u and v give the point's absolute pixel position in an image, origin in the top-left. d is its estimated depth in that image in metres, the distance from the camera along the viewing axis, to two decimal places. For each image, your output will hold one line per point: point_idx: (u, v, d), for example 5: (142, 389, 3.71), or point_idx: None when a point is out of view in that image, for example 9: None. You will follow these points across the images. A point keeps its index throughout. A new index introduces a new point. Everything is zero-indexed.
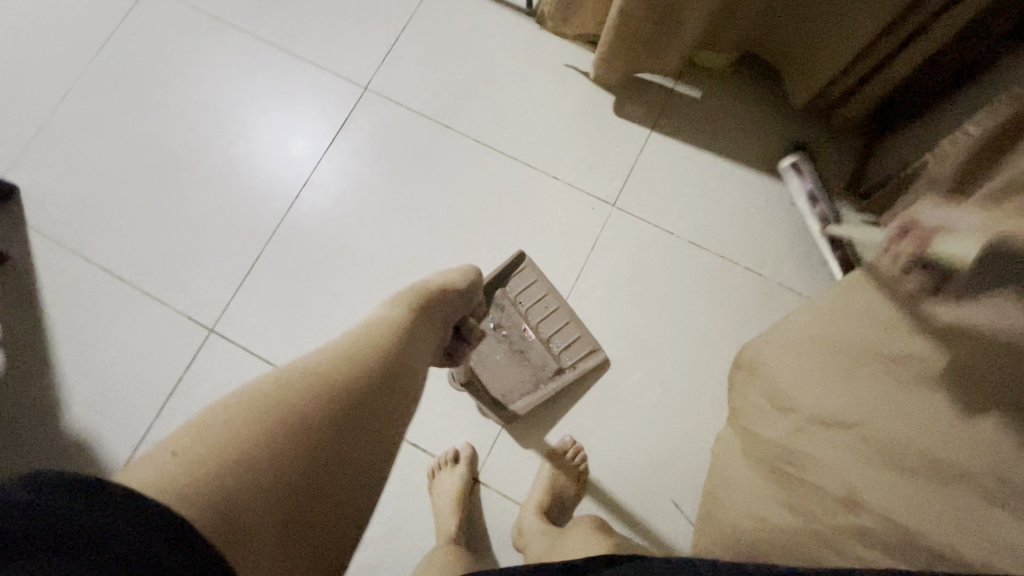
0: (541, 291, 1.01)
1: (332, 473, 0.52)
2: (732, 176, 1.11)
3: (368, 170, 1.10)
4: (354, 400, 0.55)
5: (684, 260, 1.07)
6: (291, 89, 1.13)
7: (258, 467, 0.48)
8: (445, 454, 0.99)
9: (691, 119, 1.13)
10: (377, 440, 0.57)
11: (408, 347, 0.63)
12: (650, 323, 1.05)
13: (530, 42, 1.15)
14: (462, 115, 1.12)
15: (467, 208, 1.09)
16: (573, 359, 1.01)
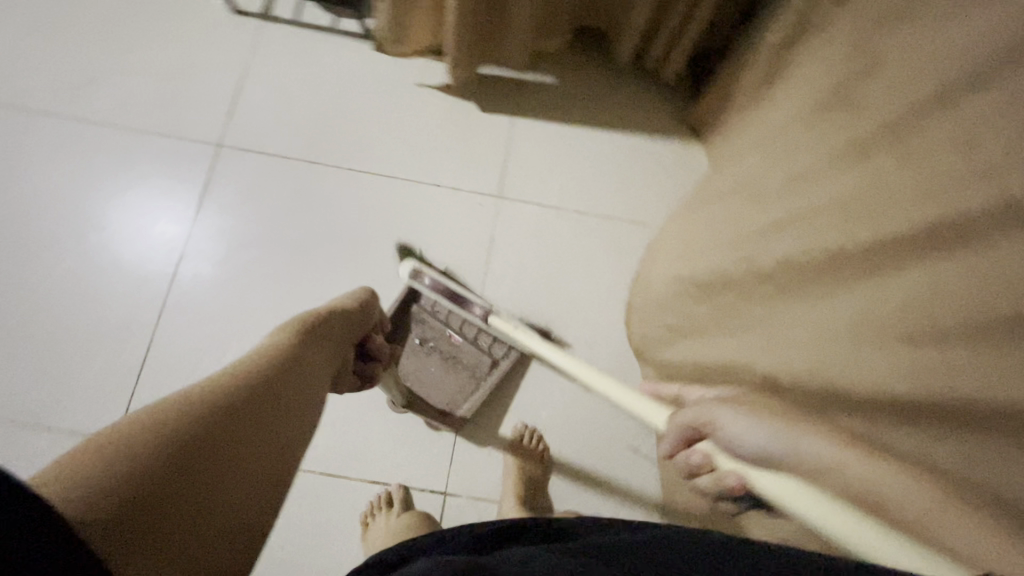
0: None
1: (222, 468, 0.44)
2: (595, 143, 1.20)
3: (246, 225, 1.06)
4: (248, 396, 0.49)
5: (577, 228, 1.14)
6: (137, 164, 1.06)
7: (128, 455, 0.39)
8: (379, 497, 0.96)
9: (546, 101, 1.21)
10: (274, 439, 0.49)
11: (305, 355, 0.58)
12: (563, 291, 1.10)
13: (376, 63, 1.17)
14: (329, 147, 1.12)
15: (360, 234, 1.08)
16: (504, 349, 1.03)
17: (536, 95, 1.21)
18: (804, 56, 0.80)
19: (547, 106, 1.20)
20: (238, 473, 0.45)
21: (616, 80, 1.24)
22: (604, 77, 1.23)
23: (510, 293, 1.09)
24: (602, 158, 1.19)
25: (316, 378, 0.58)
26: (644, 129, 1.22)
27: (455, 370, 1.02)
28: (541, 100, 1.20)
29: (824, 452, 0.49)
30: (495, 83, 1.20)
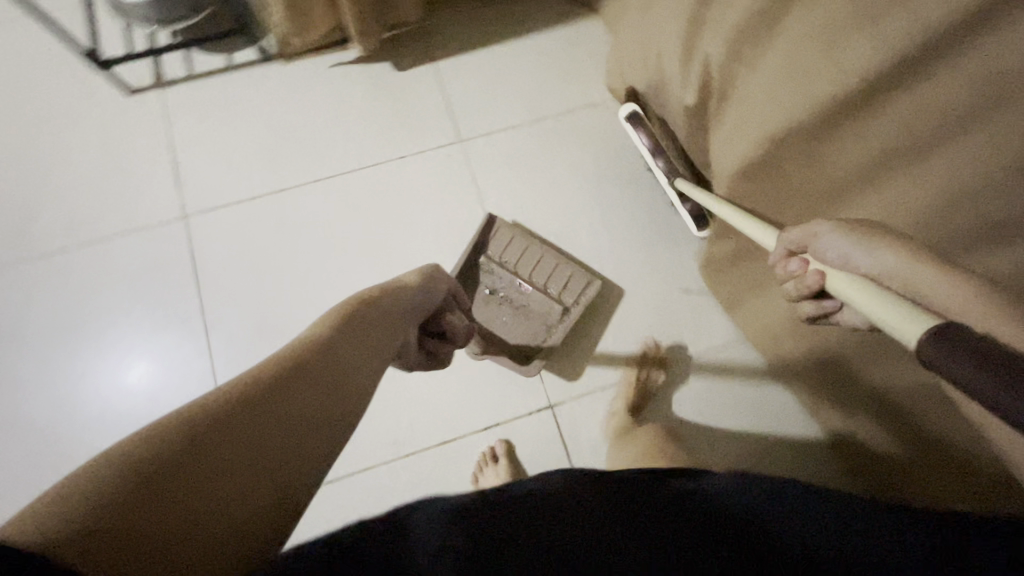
0: (524, 245, 1.00)
1: (241, 450, 0.39)
2: (523, 53, 1.16)
3: (246, 276, 1.04)
4: (279, 382, 0.44)
5: (547, 138, 1.10)
6: (115, 272, 1.04)
7: (133, 447, 0.36)
8: (484, 454, 0.94)
9: (455, 39, 1.17)
10: (307, 435, 0.43)
11: (354, 342, 0.51)
12: (566, 200, 1.06)
13: (290, 77, 1.15)
14: (287, 171, 1.09)
15: (358, 225, 1.06)
16: (573, 296, 0.98)
17: (443, 39, 1.17)
18: None
19: (457, 44, 1.16)
20: (263, 460, 0.40)
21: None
22: None
23: (522, 218, 1.06)
24: (540, 64, 1.15)
25: (362, 368, 0.50)
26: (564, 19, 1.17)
27: (524, 321, 0.99)
28: (449, 41, 1.16)
29: (880, 261, 0.52)
30: (402, 45, 1.16)
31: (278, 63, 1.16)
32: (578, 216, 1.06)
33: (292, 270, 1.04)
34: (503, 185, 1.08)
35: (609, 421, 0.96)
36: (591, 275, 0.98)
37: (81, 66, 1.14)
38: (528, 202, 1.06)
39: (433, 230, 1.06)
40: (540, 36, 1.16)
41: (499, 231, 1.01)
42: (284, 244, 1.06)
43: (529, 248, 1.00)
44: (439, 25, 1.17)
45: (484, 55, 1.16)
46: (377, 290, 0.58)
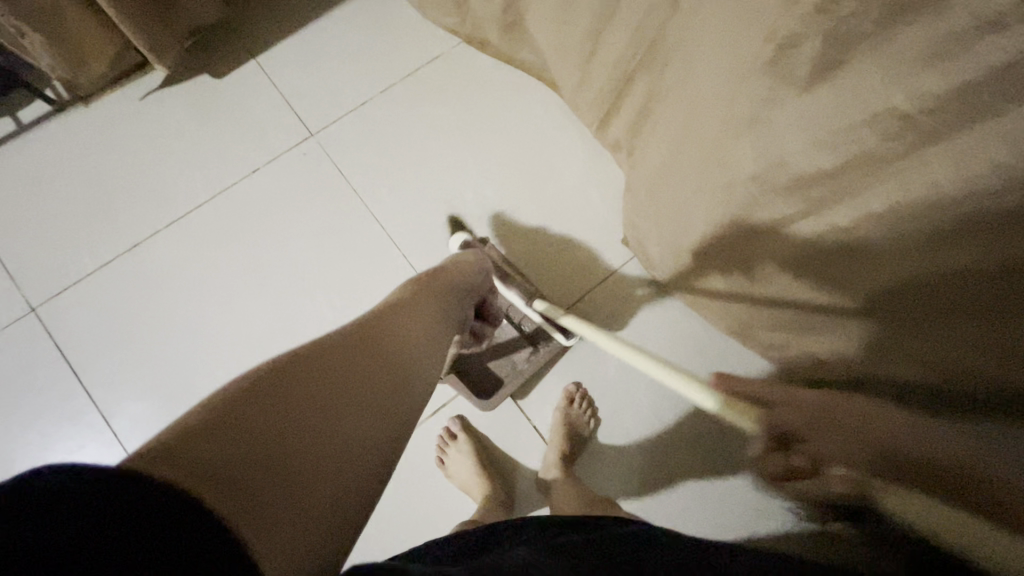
0: (510, 278, 0.94)
1: (325, 409, 0.48)
2: (346, 23, 1.07)
3: (126, 348, 0.94)
4: (382, 330, 0.57)
5: (401, 105, 1.04)
6: None
7: (278, 367, 0.48)
8: (443, 435, 0.93)
9: (268, 29, 1.06)
10: (381, 394, 0.52)
11: (410, 323, 0.60)
12: (441, 161, 1.02)
13: (96, 121, 1.01)
14: (132, 224, 0.98)
15: (233, 256, 0.98)
16: (552, 338, 0.93)
17: (254, 32, 1.06)
18: None
19: (272, 34, 1.06)
20: (352, 412, 0.49)
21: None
22: None
23: (402, 194, 1.01)
24: (367, 30, 1.06)
25: (422, 339, 0.60)
26: None
27: (489, 352, 0.94)
28: (262, 33, 1.05)
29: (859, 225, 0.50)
30: (211, 51, 1.04)
31: (75, 110, 1.01)
32: (457, 174, 1.01)
33: (176, 325, 0.95)
34: (371, 167, 1.01)
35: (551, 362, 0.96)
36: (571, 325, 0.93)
37: None
38: (403, 176, 1.01)
39: (313, 235, 0.99)
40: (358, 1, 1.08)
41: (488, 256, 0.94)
42: (158, 300, 0.96)
43: (523, 297, 0.94)
44: (244, 19, 1.06)
45: (305, 37, 1.06)
46: (445, 266, 0.72)
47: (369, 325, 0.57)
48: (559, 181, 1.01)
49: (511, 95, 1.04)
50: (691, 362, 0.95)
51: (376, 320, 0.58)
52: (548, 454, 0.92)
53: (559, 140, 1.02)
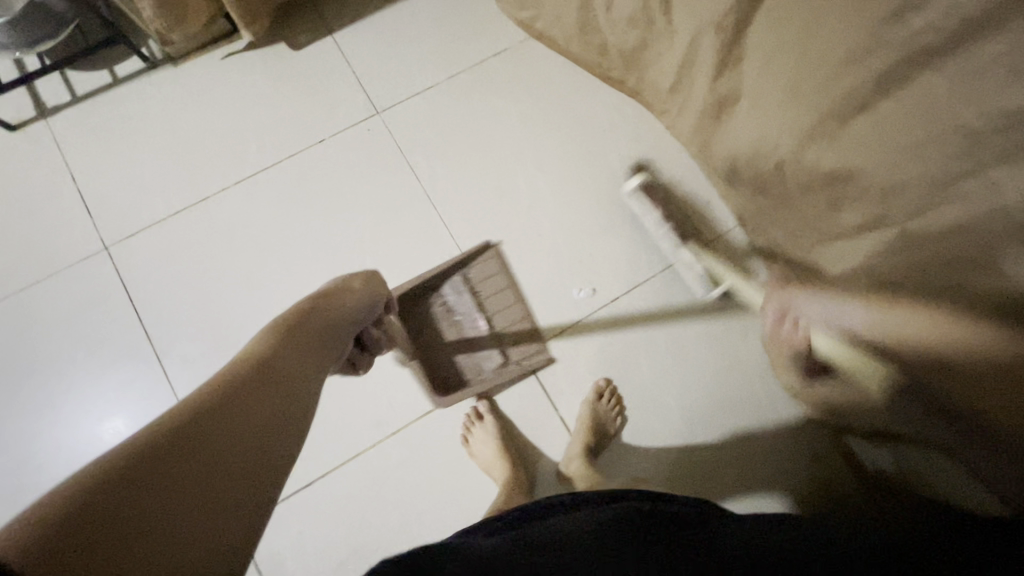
0: (501, 284, 0.99)
1: (211, 459, 0.43)
2: (422, 10, 1.11)
3: (184, 294, 0.99)
4: (254, 371, 0.53)
5: (467, 92, 1.07)
6: (42, 322, 0.98)
7: (134, 445, 0.41)
8: (470, 415, 0.95)
9: (349, 10, 1.11)
10: (272, 426, 0.49)
11: (291, 355, 0.57)
12: (499, 150, 1.05)
13: (183, 81, 1.08)
14: (203, 179, 1.04)
15: (291, 218, 1.02)
16: (526, 356, 0.97)
17: (336, 11, 1.11)
18: None
19: (353, 15, 1.11)
20: (230, 461, 0.44)
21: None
22: None
23: (457, 177, 1.04)
24: (441, 19, 1.11)
25: (309, 369, 0.58)
26: None
27: (460, 349, 0.97)
28: (344, 13, 1.11)
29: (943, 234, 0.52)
30: (294, 25, 1.10)
31: (166, 69, 1.09)
32: (512, 163, 1.04)
33: (232, 278, 1.00)
34: (430, 149, 1.05)
35: (588, 355, 0.97)
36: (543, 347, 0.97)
37: None
38: (460, 159, 1.04)
39: (369, 206, 1.03)
40: None
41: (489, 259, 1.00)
42: (219, 253, 1.01)
43: (508, 306, 0.98)
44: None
45: (382, 20, 1.11)
46: (318, 297, 0.67)
47: (234, 376, 0.51)
48: (611, 180, 1.03)
49: (572, 93, 1.06)
50: (725, 373, 0.95)
51: (241, 369, 0.53)
52: (571, 447, 0.92)
53: (615, 141, 1.04)
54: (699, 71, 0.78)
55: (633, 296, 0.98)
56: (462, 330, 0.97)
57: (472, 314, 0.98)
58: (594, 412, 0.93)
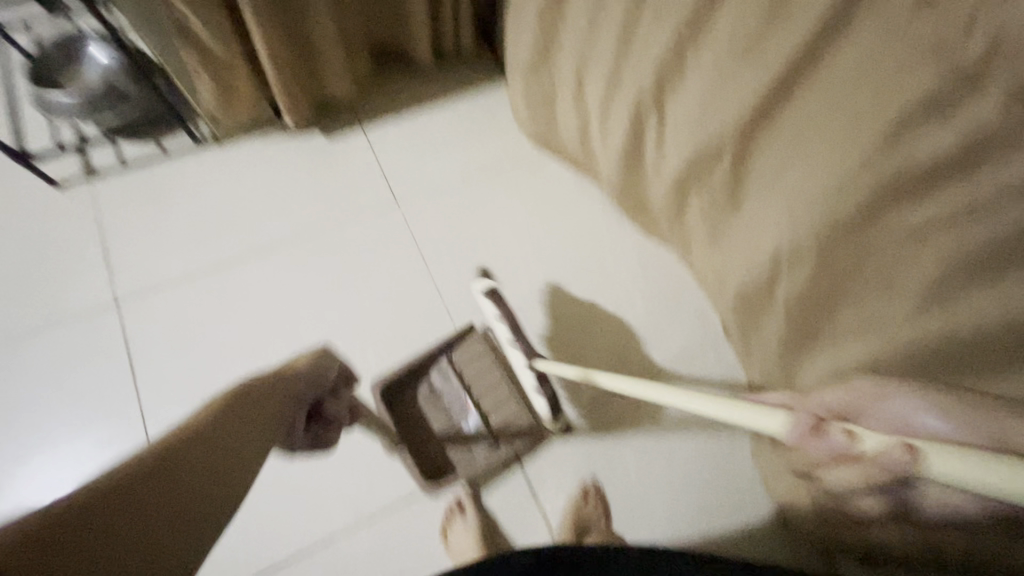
0: (489, 368, 0.97)
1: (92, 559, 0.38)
2: (449, 119, 1.25)
3: (188, 356, 1.02)
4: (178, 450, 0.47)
5: (482, 191, 1.18)
6: (41, 373, 0.99)
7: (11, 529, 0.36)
8: (452, 508, 0.92)
9: (384, 112, 1.25)
10: (183, 521, 0.44)
11: (228, 431, 0.52)
12: (507, 244, 1.13)
13: (224, 158, 1.18)
14: (226, 247, 1.10)
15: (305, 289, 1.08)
16: (517, 441, 0.94)
17: (372, 112, 1.24)
18: None
19: (387, 117, 1.24)
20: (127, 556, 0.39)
21: (419, 68, 1.28)
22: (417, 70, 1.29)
23: (465, 262, 1.11)
24: (465, 127, 1.24)
25: (216, 477, 0.48)
26: (484, 89, 1.28)
27: (450, 435, 0.95)
28: (379, 115, 1.24)
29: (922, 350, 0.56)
30: (333, 120, 1.23)
31: (211, 147, 1.19)
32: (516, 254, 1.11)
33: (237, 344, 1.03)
34: (443, 238, 1.13)
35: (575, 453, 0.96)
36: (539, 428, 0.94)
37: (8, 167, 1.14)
38: (471, 249, 1.12)
39: (378, 286, 1.09)
40: (463, 104, 1.27)
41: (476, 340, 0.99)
42: (228, 318, 1.05)
43: (497, 388, 0.96)
44: (367, 101, 1.25)
45: (412, 123, 1.24)
46: (246, 387, 0.58)
47: (154, 451, 0.45)
48: (609, 281, 1.09)
49: (574, 196, 1.17)
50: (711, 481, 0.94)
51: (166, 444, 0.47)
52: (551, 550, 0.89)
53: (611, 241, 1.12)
54: (689, 186, 0.87)
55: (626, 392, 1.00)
56: (455, 416, 0.96)
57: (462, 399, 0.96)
58: (578, 515, 0.90)
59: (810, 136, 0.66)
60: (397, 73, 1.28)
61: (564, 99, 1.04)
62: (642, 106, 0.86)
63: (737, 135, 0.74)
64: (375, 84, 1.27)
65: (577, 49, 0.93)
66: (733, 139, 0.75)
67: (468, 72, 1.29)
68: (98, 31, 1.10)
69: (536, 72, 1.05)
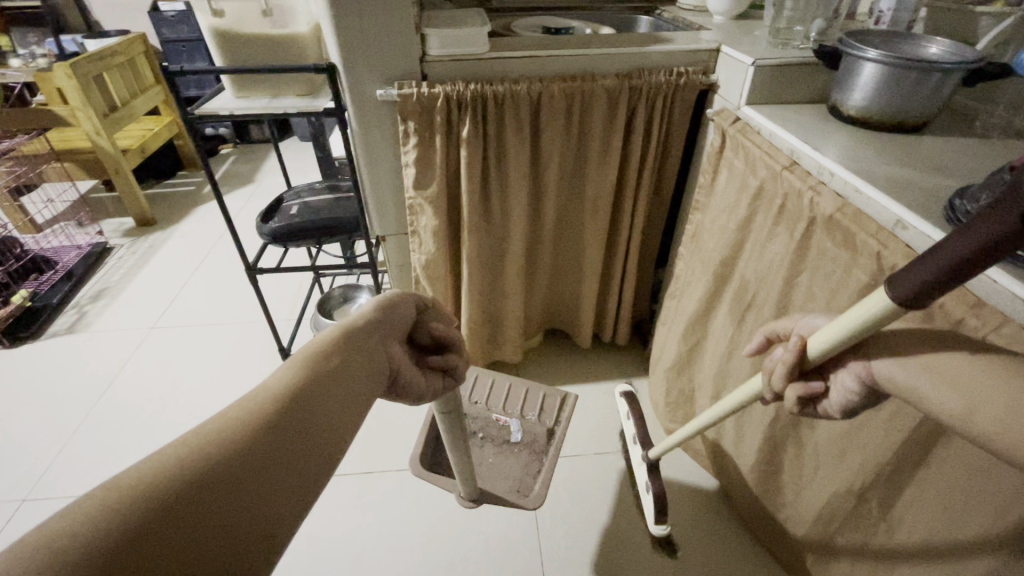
0: (497, 381, 1.35)
1: (212, 531, 0.33)
2: (593, 396, 1.41)
3: (309, 549, 1.09)
4: (270, 419, 0.40)
5: (611, 471, 1.23)
6: None
7: (115, 513, 0.31)
8: None
9: (540, 379, 1.47)
10: (290, 487, 0.37)
11: (329, 388, 0.45)
12: (624, 534, 1.11)
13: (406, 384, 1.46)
14: (379, 456, 1.27)
15: (422, 520, 1.14)
16: (552, 418, 1.27)
17: (531, 376, 1.48)
18: (704, 274, 1.03)
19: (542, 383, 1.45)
20: (241, 524, 0.34)
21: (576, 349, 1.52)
22: (575, 352, 1.54)
23: (579, 537, 1.11)
24: (606, 408, 1.38)
25: (343, 420, 0.44)
26: (629, 378, 1.45)
27: (517, 454, 1.23)
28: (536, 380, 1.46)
29: None
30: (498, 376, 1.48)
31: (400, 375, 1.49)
32: (628, 549, 1.08)
33: (350, 553, 1.09)
34: (562, 507, 1.16)
35: None
36: (563, 395, 1.27)
37: (269, 350, 1.56)
38: (586, 528, 1.12)
39: (490, 533, 1.12)
40: (608, 386, 1.43)
41: (479, 380, 1.36)
42: (354, 523, 1.14)
43: (506, 386, 1.34)
44: (527, 368, 1.50)
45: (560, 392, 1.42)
46: (328, 335, 0.50)
47: (249, 419, 0.39)
48: None
49: (703, 500, 1.17)
50: None
51: (261, 408, 0.40)
52: None
53: (742, 561, 1.06)
54: (830, 519, 0.84)
55: None
56: (491, 426, 1.29)
57: (507, 422, 1.29)
58: None
59: (945, 515, 0.62)
60: (559, 349, 1.55)
61: (702, 404, 1.13)
62: (777, 430, 0.91)
63: (877, 482, 0.72)
64: (538, 356, 1.53)
65: (714, 365, 1.05)
66: (869, 489, 0.74)
67: (618, 361, 1.50)
68: (370, 287, 1.52)
69: (678, 376, 1.18)
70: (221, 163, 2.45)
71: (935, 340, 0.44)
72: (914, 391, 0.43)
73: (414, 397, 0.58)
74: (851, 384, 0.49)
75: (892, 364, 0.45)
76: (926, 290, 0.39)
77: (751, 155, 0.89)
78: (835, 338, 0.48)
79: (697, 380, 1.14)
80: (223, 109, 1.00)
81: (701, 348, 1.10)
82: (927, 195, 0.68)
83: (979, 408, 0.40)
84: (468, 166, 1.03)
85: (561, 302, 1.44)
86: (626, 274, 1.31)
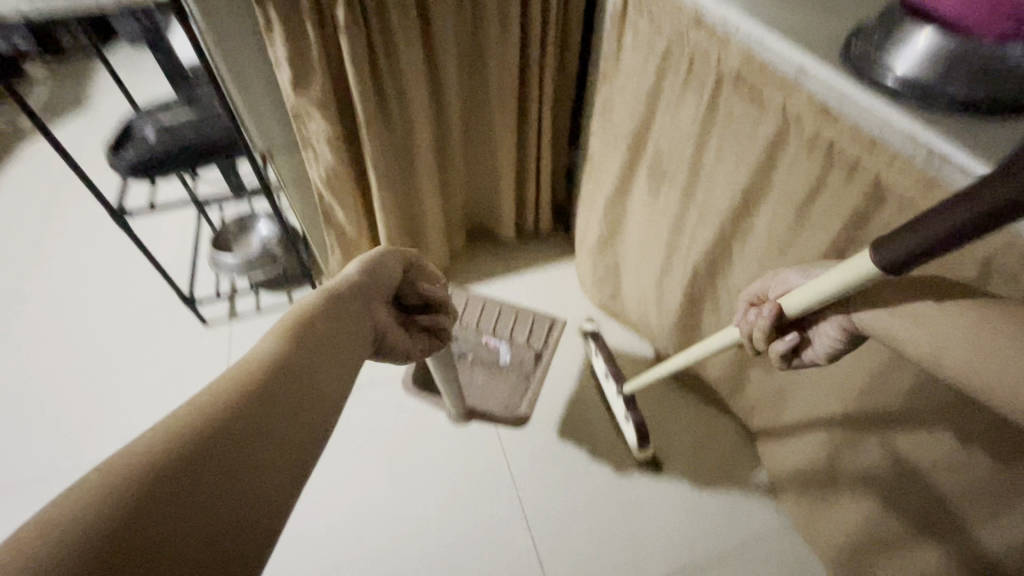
0: (485, 304, 1.32)
1: (206, 516, 0.30)
2: (525, 286, 1.44)
3: None
4: (260, 392, 0.36)
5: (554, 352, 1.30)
6: None
7: (94, 502, 0.28)
8: None
9: (471, 278, 1.46)
10: (288, 468, 0.35)
11: (318, 357, 0.41)
12: (572, 402, 1.22)
13: None
14: None
15: (381, 431, 1.18)
16: (542, 342, 1.26)
17: (460, 277, 1.47)
18: (617, 146, 1.02)
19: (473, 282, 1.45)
20: (238, 508, 0.31)
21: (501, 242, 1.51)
22: (501, 246, 1.53)
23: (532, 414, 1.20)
24: (539, 294, 1.42)
25: (335, 391, 0.41)
26: (556, 262, 1.49)
27: (504, 373, 1.22)
28: (466, 280, 1.46)
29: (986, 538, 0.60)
30: None
31: None
32: (576, 415, 1.20)
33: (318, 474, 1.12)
34: None
35: None
36: (552, 322, 1.27)
37: (172, 300, 1.41)
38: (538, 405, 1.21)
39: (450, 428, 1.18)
40: (538, 274, 1.46)
41: (467, 302, 1.32)
42: None
43: (493, 307, 1.32)
44: (456, 270, 1.48)
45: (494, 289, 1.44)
46: (309, 299, 0.46)
47: (238, 390, 0.36)
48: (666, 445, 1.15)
49: (636, 359, 1.29)
50: None
51: (249, 379, 0.37)
52: None
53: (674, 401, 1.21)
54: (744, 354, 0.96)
55: (679, 558, 1.02)
56: (478, 348, 1.27)
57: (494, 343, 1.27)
58: None
59: None
60: (484, 246, 1.54)
61: (626, 275, 1.19)
62: (695, 287, 0.98)
63: None
64: (465, 256, 1.51)
65: (636, 237, 1.09)
66: None
67: (543, 247, 1.52)
68: (268, 214, 1.37)
69: (602, 253, 1.22)
70: (31, 87, 1.97)
71: (901, 285, 0.50)
72: (888, 329, 0.50)
73: (401, 357, 0.56)
74: (834, 332, 0.57)
75: (876, 313, 0.51)
76: (910, 257, 0.42)
77: (655, 13, 0.84)
78: (823, 292, 0.52)
79: (621, 254, 1.19)
80: (9, 14, 0.76)
81: (621, 222, 1.13)
82: (825, 37, 0.68)
83: (949, 349, 0.46)
84: (352, 58, 0.90)
85: (478, 197, 1.39)
86: (541, 160, 1.28)
